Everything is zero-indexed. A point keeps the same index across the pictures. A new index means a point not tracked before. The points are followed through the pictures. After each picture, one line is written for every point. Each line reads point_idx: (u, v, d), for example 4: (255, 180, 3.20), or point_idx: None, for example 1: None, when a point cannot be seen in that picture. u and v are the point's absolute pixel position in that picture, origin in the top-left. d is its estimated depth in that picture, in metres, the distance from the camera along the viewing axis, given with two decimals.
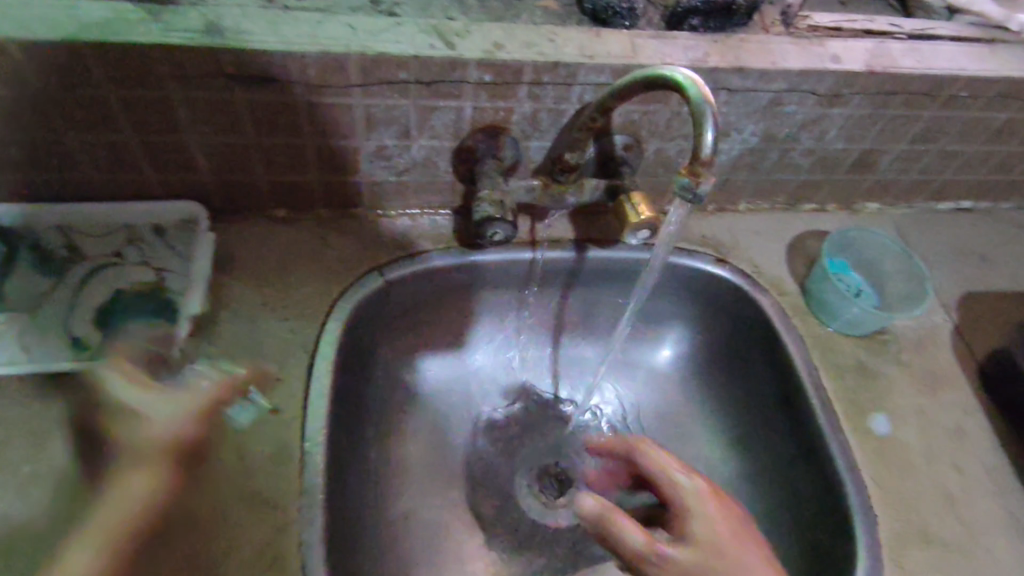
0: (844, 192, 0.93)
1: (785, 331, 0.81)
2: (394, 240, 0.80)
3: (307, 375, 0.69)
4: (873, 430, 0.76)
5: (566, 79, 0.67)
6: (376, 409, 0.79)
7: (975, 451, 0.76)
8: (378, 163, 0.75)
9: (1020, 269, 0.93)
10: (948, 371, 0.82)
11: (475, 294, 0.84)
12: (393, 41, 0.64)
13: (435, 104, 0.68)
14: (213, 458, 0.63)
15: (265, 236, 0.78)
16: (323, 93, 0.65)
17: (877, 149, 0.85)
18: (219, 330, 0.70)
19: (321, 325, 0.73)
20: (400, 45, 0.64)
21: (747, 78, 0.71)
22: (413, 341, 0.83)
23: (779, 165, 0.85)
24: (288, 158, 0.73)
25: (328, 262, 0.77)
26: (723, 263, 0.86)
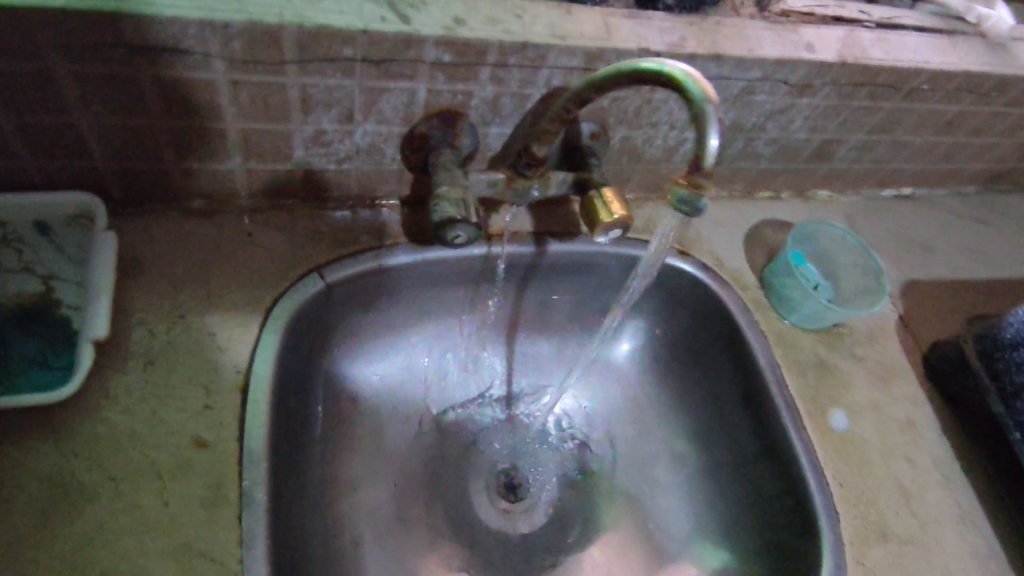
0: (799, 180, 0.91)
1: (748, 326, 0.79)
2: (334, 235, 0.71)
3: (239, 398, 0.60)
4: (833, 427, 0.76)
5: (534, 61, 0.60)
6: (319, 425, 0.70)
7: (923, 442, 0.78)
8: (315, 150, 0.65)
9: (957, 257, 0.96)
10: (897, 363, 0.83)
11: (426, 292, 0.76)
12: (335, 10, 0.54)
13: (385, 84, 0.60)
14: (130, 505, 0.54)
15: (179, 233, 0.67)
16: (251, 70, 0.55)
17: (837, 139, 0.83)
18: (128, 347, 0.60)
19: (256, 337, 0.63)
20: (344, 16, 0.54)
21: (724, 66, 0.66)
22: (355, 345, 0.75)
23: (742, 154, 0.82)
24: (207, 144, 0.62)
25: (257, 263, 0.67)
26: (685, 256, 0.82)
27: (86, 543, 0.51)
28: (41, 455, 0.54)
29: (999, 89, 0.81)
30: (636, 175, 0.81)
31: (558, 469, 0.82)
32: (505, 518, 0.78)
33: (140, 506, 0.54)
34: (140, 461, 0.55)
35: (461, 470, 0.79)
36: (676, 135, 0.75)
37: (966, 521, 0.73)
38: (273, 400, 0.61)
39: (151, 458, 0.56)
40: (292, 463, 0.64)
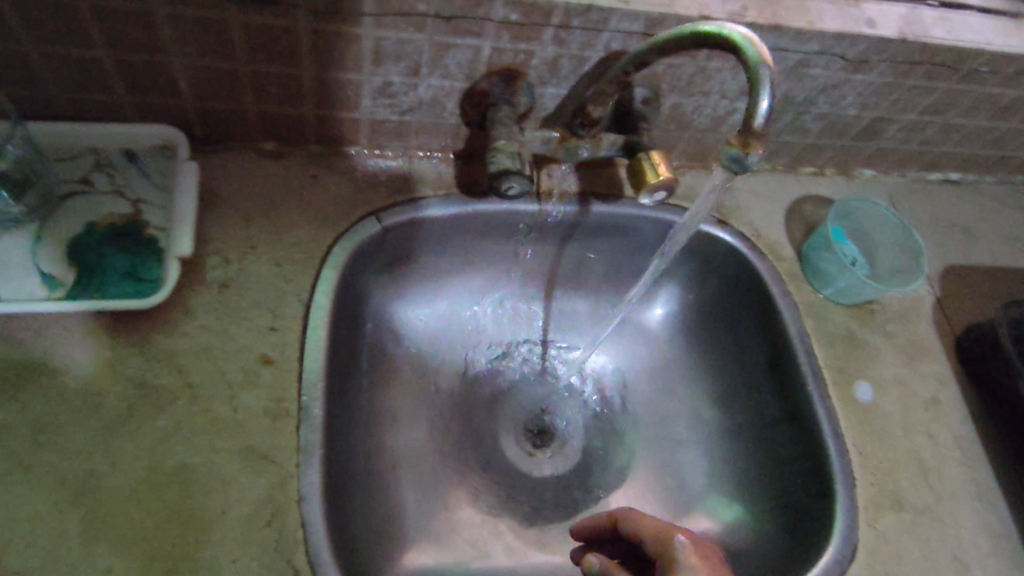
0: (844, 157, 0.92)
1: (781, 297, 0.81)
2: (392, 183, 0.75)
3: (302, 325, 0.65)
4: (858, 398, 0.78)
5: (597, 24, 0.63)
6: (367, 359, 0.76)
7: (946, 419, 0.80)
8: (381, 100, 0.69)
9: (998, 244, 0.96)
10: (927, 342, 0.84)
11: (474, 244, 0.81)
12: None
13: (452, 40, 0.63)
14: (204, 410, 0.60)
15: (251, 170, 0.72)
16: (330, 20, 0.60)
17: (887, 117, 0.84)
18: (203, 271, 0.65)
19: (317, 271, 0.68)
20: None
21: (782, 37, 0.68)
22: (404, 288, 0.80)
23: (790, 128, 0.84)
24: (284, 89, 0.66)
25: (320, 203, 0.72)
26: (723, 225, 0.85)
27: (167, 440, 0.58)
28: (128, 360, 0.60)
29: None
30: (683, 143, 0.83)
31: (584, 418, 0.87)
32: (532, 458, 0.83)
33: (213, 412, 0.60)
34: (214, 373, 0.61)
35: (495, 413, 0.84)
36: (726, 105, 0.77)
37: (983, 498, 0.75)
38: (331, 331, 0.66)
39: (223, 371, 0.61)
40: (344, 389, 0.69)
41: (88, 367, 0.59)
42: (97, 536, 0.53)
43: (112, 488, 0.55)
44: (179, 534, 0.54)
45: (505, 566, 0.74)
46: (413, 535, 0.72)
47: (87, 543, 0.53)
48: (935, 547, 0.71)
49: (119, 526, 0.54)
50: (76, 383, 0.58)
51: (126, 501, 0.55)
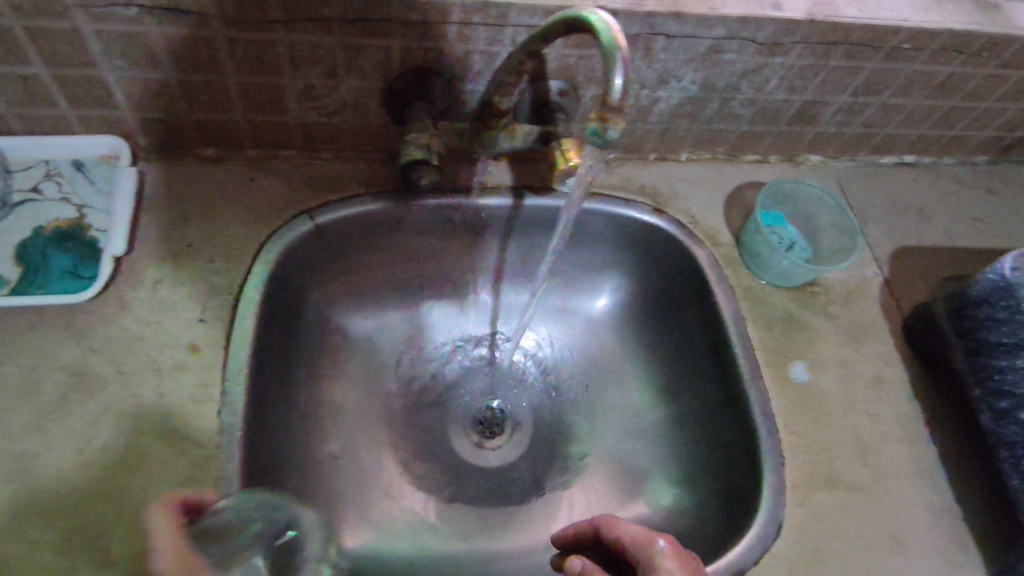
0: (786, 143, 0.92)
1: (717, 281, 0.82)
2: (326, 183, 0.79)
3: (230, 316, 0.69)
4: (794, 378, 0.77)
5: (497, 19, 0.66)
6: (306, 352, 0.79)
7: (889, 398, 0.78)
8: (306, 103, 0.73)
9: (955, 224, 0.95)
10: (873, 323, 0.83)
11: (413, 241, 0.83)
12: None
13: (361, 42, 0.67)
14: (134, 395, 0.63)
15: (191, 176, 0.77)
16: (243, 29, 0.64)
17: (819, 101, 0.84)
18: (141, 269, 0.70)
19: (247, 266, 0.72)
20: None
21: (685, 24, 0.69)
22: (347, 286, 0.83)
23: (720, 115, 0.85)
24: (213, 96, 0.71)
25: (256, 204, 0.76)
26: (660, 213, 0.86)
27: (95, 423, 0.62)
28: (65, 350, 0.64)
29: (992, 49, 0.79)
30: None
31: (530, 408, 0.87)
32: (477, 451, 0.83)
33: (140, 397, 0.63)
34: (145, 361, 0.65)
35: (441, 405, 0.86)
36: (648, 94, 0.79)
37: (925, 477, 0.74)
38: (259, 321, 0.70)
39: (153, 359, 0.65)
40: (277, 378, 0.72)
41: (28, 358, 0.63)
42: (24, 510, 0.57)
43: (40, 467, 0.59)
44: (101, 509, 0.58)
45: (442, 550, 0.75)
46: (349, 518, 0.74)
47: (14, 517, 0.56)
48: (870, 525, 0.70)
49: (45, 502, 0.58)
50: (16, 371, 0.63)
51: (52, 480, 0.59)
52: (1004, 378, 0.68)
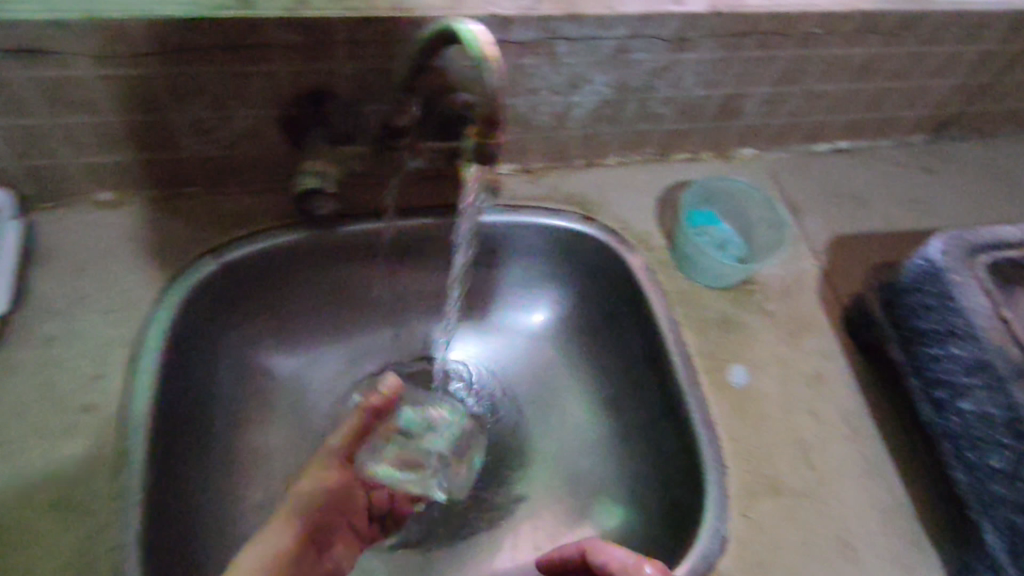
0: (714, 139, 0.90)
1: (650, 288, 0.79)
2: (233, 219, 0.76)
3: (129, 370, 0.65)
4: (732, 383, 0.75)
5: (384, 36, 0.63)
6: (225, 398, 0.75)
7: (833, 395, 0.75)
8: (199, 137, 0.70)
9: (893, 208, 0.93)
10: (812, 318, 0.81)
11: (333, 272, 0.80)
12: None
13: (245, 69, 0.63)
14: (23, 465, 0.59)
15: (86, 224, 0.73)
16: (113, 65, 0.60)
17: (739, 94, 0.82)
18: (31, 328, 0.66)
19: (150, 312, 0.69)
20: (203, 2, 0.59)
21: (584, 26, 0.67)
22: (268, 324, 0.79)
23: (640, 116, 0.82)
24: (97, 139, 0.67)
25: (157, 248, 0.73)
26: (589, 221, 0.83)
27: None
28: None
29: (907, 27, 0.77)
30: (533, 144, 0.82)
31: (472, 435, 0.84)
32: None
33: (30, 466, 0.59)
34: (36, 427, 0.61)
35: None
36: (561, 100, 0.76)
37: (873, 475, 0.71)
38: (162, 371, 0.66)
39: (44, 425, 0.61)
40: (188, 431, 0.69)
41: None
42: None
43: None
44: None
45: None
46: None
47: None
48: (817, 532, 0.67)
49: None
50: None
51: None
52: (941, 367, 0.66)
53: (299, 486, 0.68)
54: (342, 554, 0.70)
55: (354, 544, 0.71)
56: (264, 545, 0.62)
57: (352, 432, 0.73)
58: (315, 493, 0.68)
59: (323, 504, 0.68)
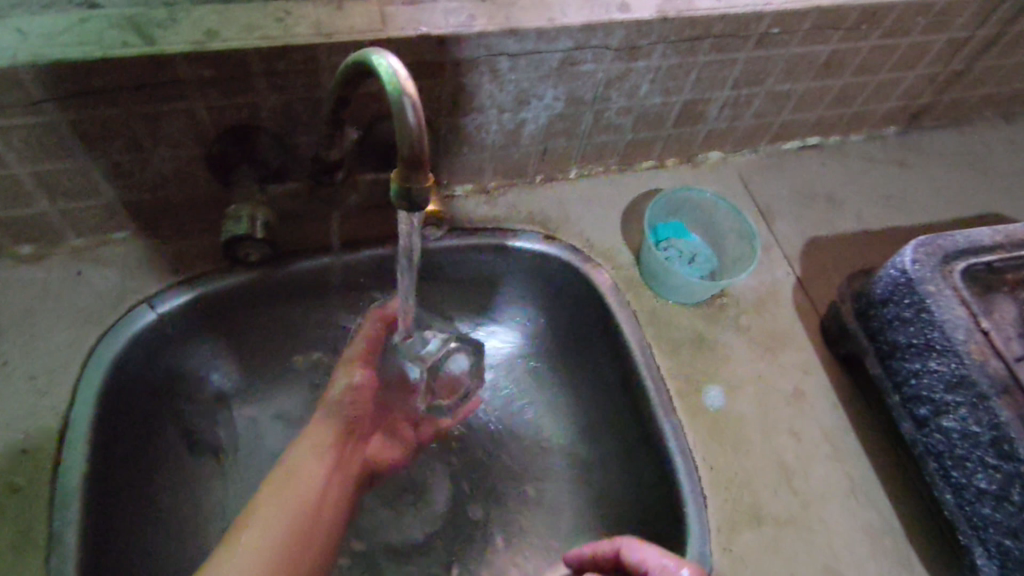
0: (679, 146, 0.86)
1: (619, 309, 0.75)
2: (168, 264, 0.71)
3: (57, 441, 0.60)
4: (707, 406, 0.71)
5: (306, 64, 0.58)
6: (170, 455, 0.70)
7: (812, 411, 0.72)
8: (119, 181, 0.64)
9: (867, 206, 0.89)
10: (789, 329, 0.77)
11: (282, 311, 0.74)
12: (92, 40, 0.53)
13: (158, 110, 0.58)
14: None
15: (9, 281, 0.68)
16: (7, 116, 0.55)
17: (700, 99, 0.78)
18: None
19: (78, 374, 0.64)
20: (103, 42, 0.54)
21: (524, 41, 0.62)
22: (215, 372, 0.74)
23: (598, 128, 0.78)
24: (6, 192, 0.62)
25: (85, 303, 0.68)
26: (551, 240, 0.79)
27: None
28: None
29: (869, 21, 0.73)
30: (487, 163, 0.78)
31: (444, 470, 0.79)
32: (395, 528, 0.74)
33: None
34: None
35: None
36: (511, 118, 0.72)
37: (857, 495, 0.67)
38: (94, 437, 0.61)
39: None
40: (130, 499, 0.64)
41: None
42: None
43: None
44: None
45: None
46: None
47: None
48: (801, 562, 0.63)
49: None
50: None
51: None
52: (921, 384, 0.63)
53: (334, 386, 0.68)
54: (378, 450, 0.72)
55: (394, 446, 0.74)
56: (299, 456, 0.62)
57: (356, 358, 0.69)
58: (344, 404, 0.67)
59: (350, 418, 0.67)
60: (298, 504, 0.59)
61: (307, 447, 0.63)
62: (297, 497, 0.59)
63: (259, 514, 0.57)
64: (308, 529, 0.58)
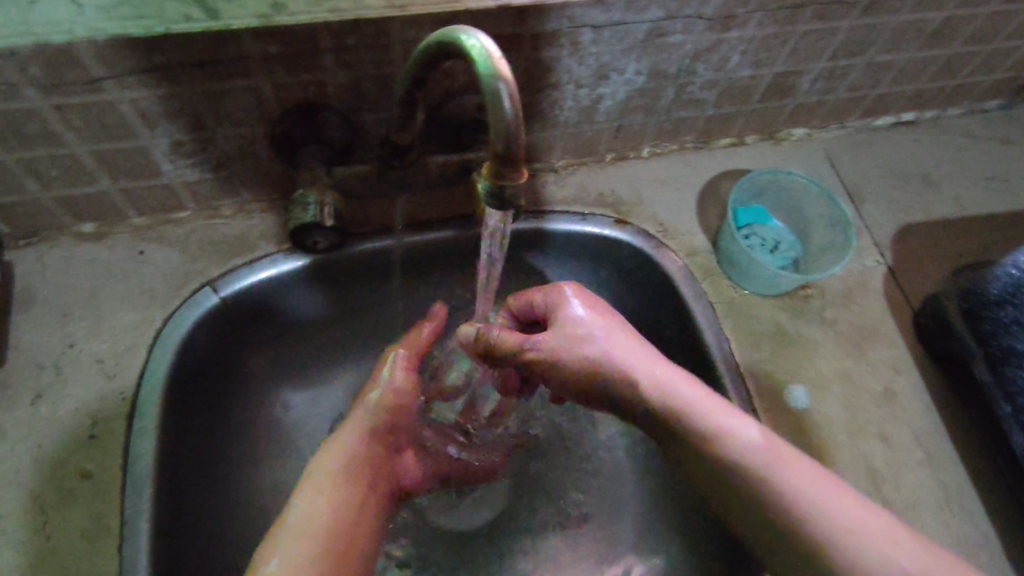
0: (762, 121, 0.80)
1: (695, 299, 0.70)
2: (229, 245, 0.69)
3: (126, 427, 0.59)
4: (792, 406, 0.66)
5: (378, 38, 0.54)
6: (234, 439, 0.69)
7: (904, 414, 0.67)
8: (180, 160, 0.62)
9: (966, 189, 0.82)
10: (878, 324, 0.72)
11: (344, 295, 0.72)
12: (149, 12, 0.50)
13: (222, 87, 0.54)
14: (15, 540, 0.54)
15: (71, 259, 0.66)
16: (66, 94, 0.52)
17: (792, 71, 0.71)
18: (16, 385, 0.60)
19: (145, 358, 0.62)
20: (161, 15, 0.50)
21: (611, 11, 0.57)
22: (276, 355, 0.73)
23: (678, 103, 0.72)
24: (67, 171, 0.60)
25: (147, 284, 0.66)
26: (624, 225, 0.74)
27: None
28: None
29: None
30: (558, 140, 0.73)
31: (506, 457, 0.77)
32: (456, 516, 0.73)
33: (26, 542, 0.54)
34: (26, 498, 0.56)
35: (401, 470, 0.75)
36: (588, 93, 0.67)
37: (952, 506, 0.63)
38: (164, 424, 0.60)
39: (35, 495, 0.56)
40: (199, 484, 0.63)
41: None
42: None
43: None
44: None
45: None
46: None
47: None
48: None
49: None
50: None
51: None
52: None
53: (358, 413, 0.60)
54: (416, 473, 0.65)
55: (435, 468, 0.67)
56: (331, 476, 0.55)
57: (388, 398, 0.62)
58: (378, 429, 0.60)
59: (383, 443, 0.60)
60: (330, 525, 0.52)
61: (338, 463, 0.56)
62: (323, 521, 0.52)
63: (286, 541, 0.50)
64: (345, 560, 0.51)
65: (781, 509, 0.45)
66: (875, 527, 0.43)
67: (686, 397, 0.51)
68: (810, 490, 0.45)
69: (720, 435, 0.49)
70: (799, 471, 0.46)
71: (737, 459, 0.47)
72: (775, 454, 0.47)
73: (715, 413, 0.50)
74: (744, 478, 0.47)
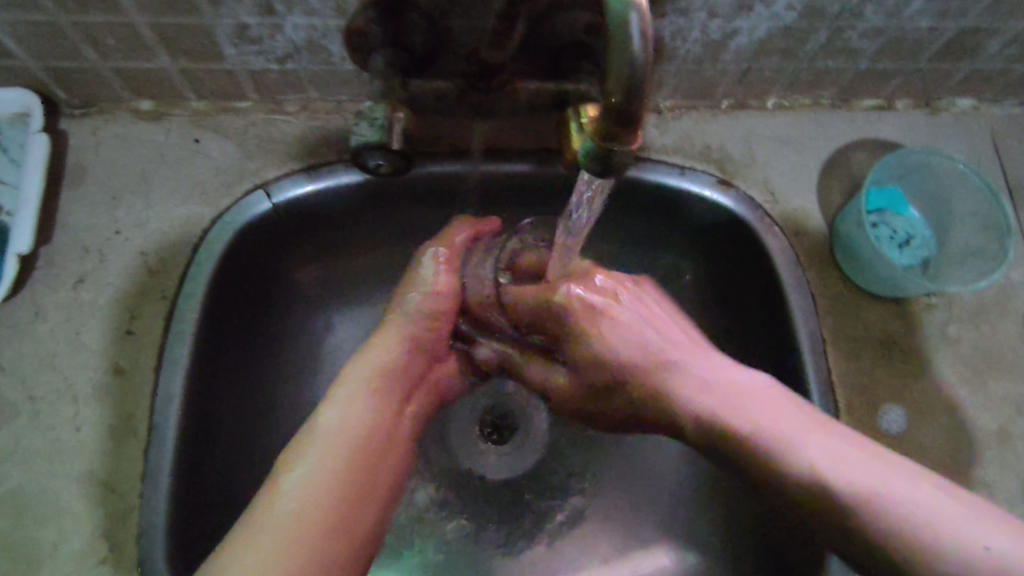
0: (922, 84, 0.66)
1: (794, 289, 0.60)
2: (289, 146, 0.63)
3: (163, 327, 0.57)
4: (885, 429, 0.58)
5: None
6: (274, 350, 0.65)
7: (1016, 461, 0.58)
8: (245, 46, 0.55)
9: None
10: (1009, 353, 0.61)
11: (401, 217, 0.66)
12: None
13: None
14: (48, 426, 0.54)
15: (125, 137, 0.62)
16: None
17: (984, 29, 0.57)
18: (60, 264, 0.58)
19: (189, 258, 0.59)
20: None
21: None
22: (325, 270, 0.68)
23: (827, 51, 0.60)
24: (124, 42, 0.54)
25: (200, 176, 0.61)
26: (728, 187, 0.64)
27: (4, 459, 0.53)
28: None
29: None
30: (673, 76, 0.62)
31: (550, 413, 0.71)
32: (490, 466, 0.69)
33: (57, 429, 0.54)
34: (61, 385, 0.55)
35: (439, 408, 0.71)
36: (721, 26, 0.55)
37: None
38: (201, 330, 0.56)
39: (70, 383, 0.55)
40: (237, 395, 0.60)
41: None
42: None
43: None
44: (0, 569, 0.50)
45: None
46: None
47: None
48: None
49: None
50: None
51: None
52: None
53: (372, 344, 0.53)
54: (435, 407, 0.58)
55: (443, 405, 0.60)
56: (356, 389, 0.49)
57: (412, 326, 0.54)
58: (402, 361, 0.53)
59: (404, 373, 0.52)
60: (348, 453, 0.46)
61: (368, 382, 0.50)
62: (346, 442, 0.47)
63: (316, 449, 0.45)
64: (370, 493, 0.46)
65: (875, 531, 0.36)
66: (995, 535, 0.35)
67: (733, 400, 0.45)
68: (913, 495, 0.37)
69: (794, 459, 0.40)
70: (886, 472, 0.38)
71: (827, 491, 0.38)
72: (866, 470, 0.38)
73: (787, 423, 0.42)
74: (832, 505, 0.38)
